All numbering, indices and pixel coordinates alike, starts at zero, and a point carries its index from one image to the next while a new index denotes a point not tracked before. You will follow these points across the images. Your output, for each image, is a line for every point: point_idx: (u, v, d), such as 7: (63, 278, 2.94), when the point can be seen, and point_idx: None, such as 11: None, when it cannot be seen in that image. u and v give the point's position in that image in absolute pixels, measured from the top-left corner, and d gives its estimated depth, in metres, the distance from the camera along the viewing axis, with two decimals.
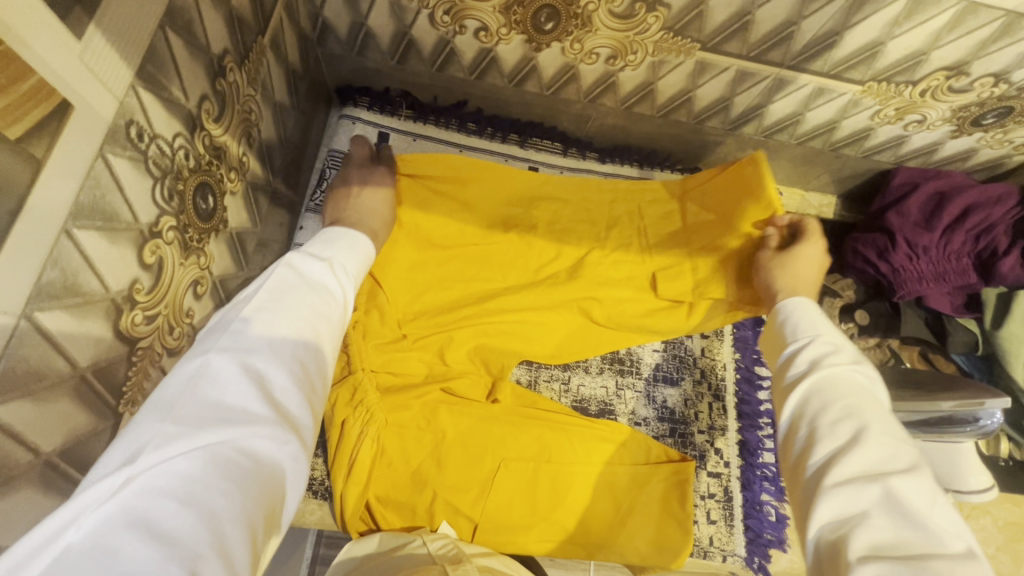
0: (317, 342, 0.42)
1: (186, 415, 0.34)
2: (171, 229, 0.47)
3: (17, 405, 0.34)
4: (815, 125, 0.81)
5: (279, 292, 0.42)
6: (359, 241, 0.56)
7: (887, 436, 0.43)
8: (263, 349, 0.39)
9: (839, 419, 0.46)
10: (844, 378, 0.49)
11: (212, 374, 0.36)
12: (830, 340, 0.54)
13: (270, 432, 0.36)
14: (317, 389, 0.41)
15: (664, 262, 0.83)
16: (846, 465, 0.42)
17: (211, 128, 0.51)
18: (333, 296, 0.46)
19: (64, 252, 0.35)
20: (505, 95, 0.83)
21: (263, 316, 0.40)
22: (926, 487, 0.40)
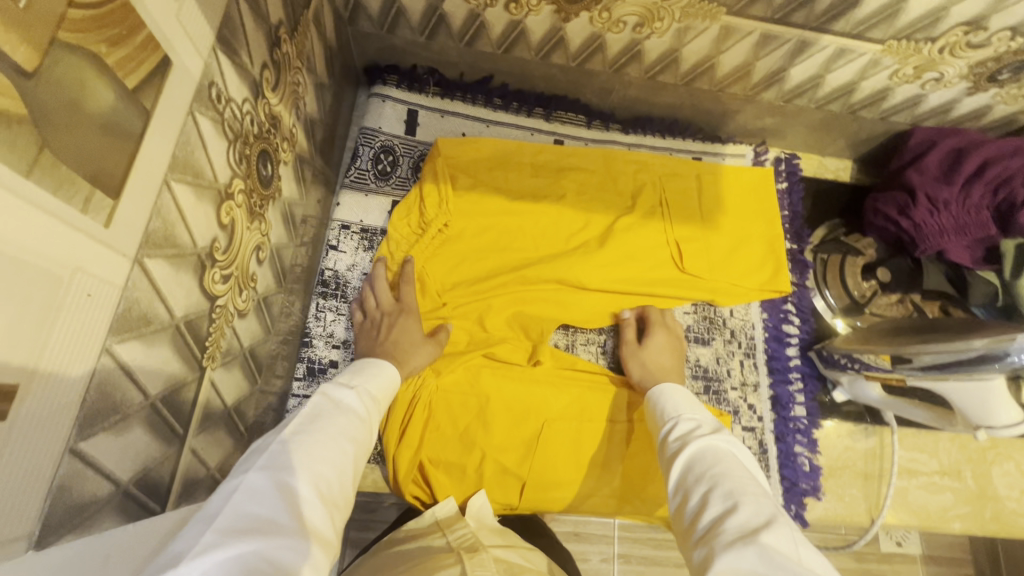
0: (344, 463, 0.45)
1: (224, 523, 0.34)
2: (240, 192, 0.49)
3: (131, 345, 0.35)
4: (835, 87, 0.83)
5: (312, 420, 0.46)
6: (387, 369, 0.61)
7: (750, 497, 0.46)
8: (297, 465, 0.41)
9: (710, 488, 0.48)
10: (706, 444, 0.54)
11: (248, 487, 0.38)
12: (690, 418, 0.60)
13: (293, 543, 0.35)
14: (338, 509, 0.42)
15: (685, 233, 0.87)
16: (724, 531, 0.44)
17: (268, 96, 0.53)
18: (362, 423, 0.50)
19: (165, 202, 0.37)
20: (531, 69, 0.85)
21: (299, 439, 0.43)
22: (790, 536, 0.42)
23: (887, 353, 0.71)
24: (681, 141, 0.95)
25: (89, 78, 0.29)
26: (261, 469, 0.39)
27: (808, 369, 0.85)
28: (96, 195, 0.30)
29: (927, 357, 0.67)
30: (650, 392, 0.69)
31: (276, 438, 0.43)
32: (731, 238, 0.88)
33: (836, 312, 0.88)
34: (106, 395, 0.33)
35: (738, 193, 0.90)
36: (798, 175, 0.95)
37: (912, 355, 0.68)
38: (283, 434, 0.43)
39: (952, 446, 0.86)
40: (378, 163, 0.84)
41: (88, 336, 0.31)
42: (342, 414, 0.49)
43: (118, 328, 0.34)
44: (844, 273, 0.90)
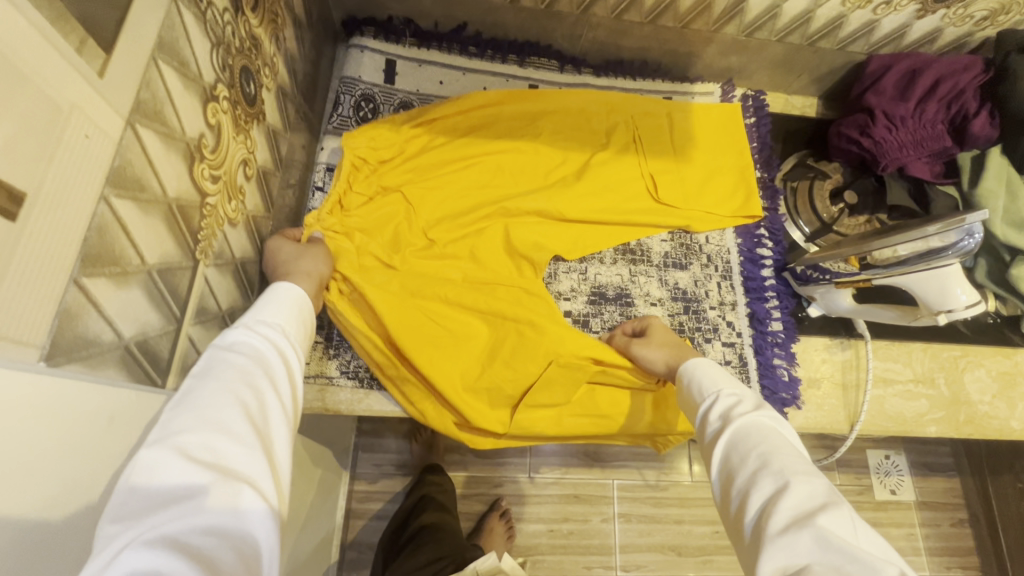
0: (256, 403, 0.42)
1: (122, 513, 0.34)
2: (225, 99, 0.52)
3: (128, 206, 0.38)
4: (792, 16, 0.88)
5: (204, 375, 0.43)
6: (291, 285, 0.57)
7: (803, 479, 0.47)
8: (192, 423, 0.39)
9: (757, 467, 0.50)
10: (752, 423, 0.55)
11: (142, 466, 0.36)
12: (730, 391, 0.60)
13: (218, 496, 0.36)
14: (262, 446, 0.41)
15: (658, 166, 0.91)
16: (780, 514, 0.45)
17: (249, 16, 0.56)
18: (274, 353, 0.47)
19: (154, 79, 0.40)
20: (502, 14, 0.89)
21: (190, 398, 0.41)
22: (849, 520, 0.44)
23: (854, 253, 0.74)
24: (650, 83, 0.99)
25: None
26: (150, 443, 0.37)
27: (782, 287, 0.89)
28: (89, 42, 0.33)
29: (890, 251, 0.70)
30: (681, 369, 0.69)
31: (167, 407, 0.41)
32: (703, 174, 0.92)
33: (808, 237, 0.92)
34: (106, 242, 0.36)
35: (707, 129, 0.95)
36: (765, 109, 0.99)
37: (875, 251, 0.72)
38: (174, 401, 0.41)
39: (925, 355, 0.90)
40: (359, 110, 0.88)
41: (87, 177, 0.34)
42: (246, 348, 0.46)
43: (115, 182, 0.37)
44: (813, 198, 0.94)
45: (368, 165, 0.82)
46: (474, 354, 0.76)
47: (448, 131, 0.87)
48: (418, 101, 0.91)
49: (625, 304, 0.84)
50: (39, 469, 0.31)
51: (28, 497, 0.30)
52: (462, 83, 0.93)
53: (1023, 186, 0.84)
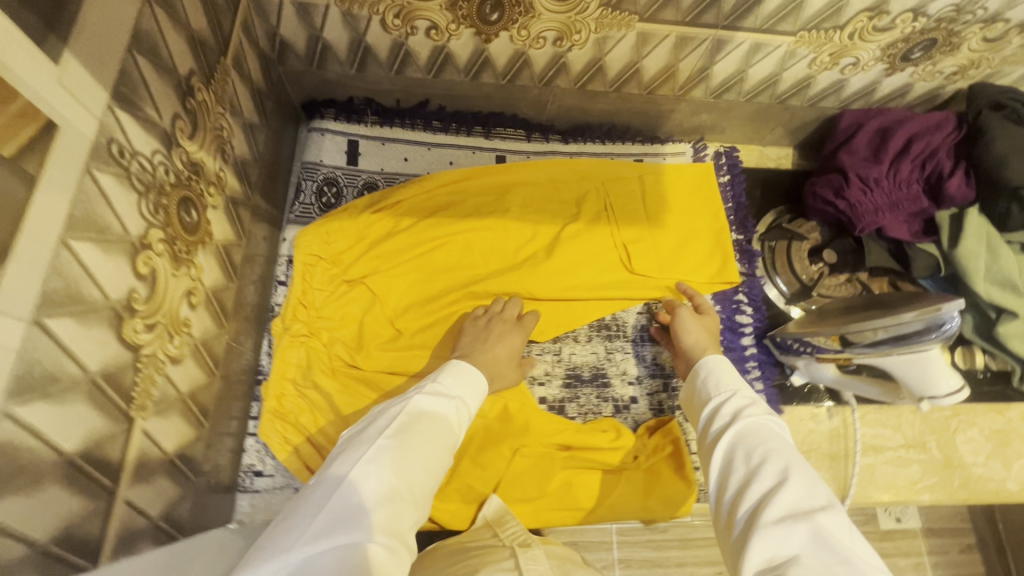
0: (431, 468, 0.53)
1: (345, 510, 0.45)
2: (159, 241, 0.50)
3: (38, 407, 0.36)
4: (759, 80, 0.86)
5: (413, 430, 0.54)
6: (477, 376, 0.68)
7: (802, 478, 0.51)
8: (399, 467, 0.50)
9: (761, 461, 0.54)
10: (762, 424, 0.58)
11: (363, 478, 0.48)
12: (746, 394, 0.64)
13: (389, 541, 0.44)
14: (419, 509, 0.51)
15: (631, 235, 0.88)
16: (773, 506, 0.49)
17: (186, 145, 0.54)
18: (451, 432, 0.58)
19: (64, 261, 0.38)
20: (464, 90, 0.87)
21: (402, 440, 0.53)
22: (839, 519, 0.47)
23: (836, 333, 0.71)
24: (620, 146, 0.97)
25: None
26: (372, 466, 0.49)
27: (764, 357, 0.87)
28: None
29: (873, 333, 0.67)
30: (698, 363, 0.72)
31: (382, 436, 0.53)
32: (679, 240, 0.90)
33: (788, 298, 0.90)
34: (11, 459, 0.34)
35: (682, 192, 0.92)
36: (739, 166, 0.97)
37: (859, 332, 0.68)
38: (388, 432, 0.53)
39: (915, 418, 0.87)
40: (322, 195, 0.86)
41: None
42: (439, 425, 0.57)
43: (18, 391, 0.35)
44: (791, 258, 0.92)
45: (329, 257, 0.80)
46: None
47: (413, 212, 0.85)
48: (383, 181, 0.89)
49: (602, 385, 0.82)
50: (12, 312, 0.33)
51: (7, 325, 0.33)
52: (427, 159, 0.91)
53: (1003, 246, 0.81)
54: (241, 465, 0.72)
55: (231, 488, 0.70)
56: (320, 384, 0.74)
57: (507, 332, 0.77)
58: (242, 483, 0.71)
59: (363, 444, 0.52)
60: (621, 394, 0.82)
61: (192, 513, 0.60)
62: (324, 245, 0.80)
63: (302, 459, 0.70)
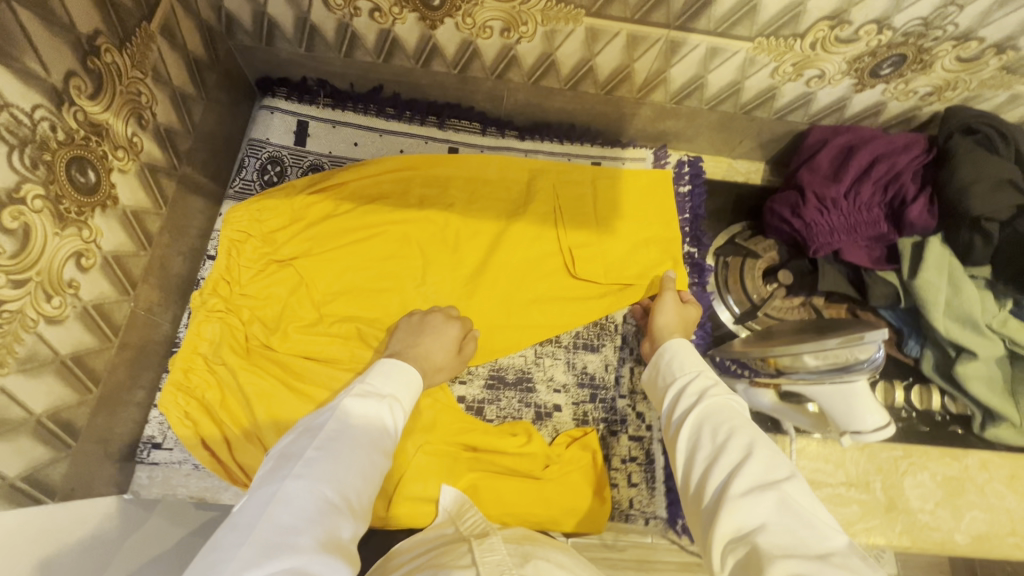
0: (368, 471, 0.50)
1: (265, 535, 0.41)
2: (38, 198, 0.49)
3: None
4: (720, 87, 0.82)
5: (340, 435, 0.50)
6: (414, 369, 0.64)
7: (768, 451, 0.49)
8: (329, 477, 0.47)
9: (725, 436, 0.51)
10: (725, 403, 0.56)
11: (286, 497, 0.44)
12: (710, 374, 0.61)
13: (323, 558, 0.40)
14: (359, 519, 0.47)
15: (579, 240, 0.84)
16: (741, 479, 0.47)
17: (83, 104, 0.54)
18: (388, 431, 0.55)
19: None
20: (416, 78, 0.85)
21: (329, 449, 0.49)
22: (805, 490, 0.46)
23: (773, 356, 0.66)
24: (579, 147, 0.94)
25: None
26: (297, 481, 0.45)
27: None
28: None
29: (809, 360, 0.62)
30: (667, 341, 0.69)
31: (310, 446, 0.49)
32: (631, 248, 0.85)
33: (736, 318, 0.86)
34: None
35: (643, 199, 0.87)
36: (702, 176, 0.93)
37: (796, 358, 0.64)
38: (317, 443, 0.49)
39: (860, 456, 0.82)
40: (264, 173, 0.85)
41: None
42: (370, 425, 0.53)
43: None
44: (743, 276, 0.88)
45: (259, 236, 0.78)
46: None
47: (354, 198, 0.83)
48: (329, 164, 0.88)
49: (526, 390, 0.80)
50: None
51: None
52: (378, 145, 0.90)
53: (966, 280, 0.76)
54: (143, 436, 0.71)
55: (127, 457, 0.69)
56: (231, 364, 0.73)
57: (444, 328, 0.73)
58: (140, 454, 0.71)
59: (283, 459, 0.48)
60: (546, 401, 0.79)
61: (71, 477, 0.59)
62: (253, 222, 0.78)
63: (204, 435, 0.71)
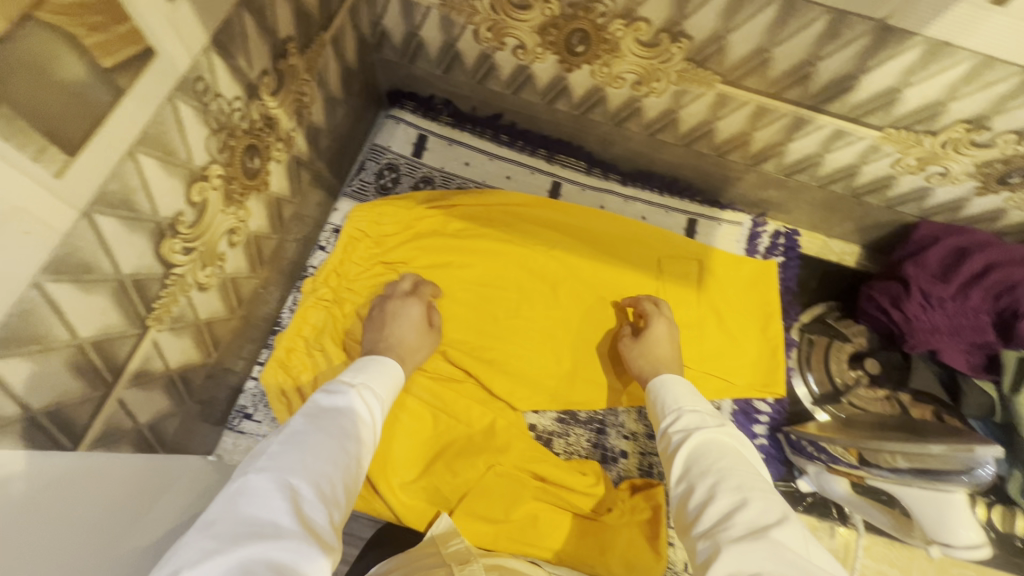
0: (339, 465, 0.51)
1: (234, 527, 0.42)
2: (218, 177, 0.55)
3: (66, 288, 0.40)
4: (835, 168, 0.83)
5: (306, 429, 0.53)
6: (391, 365, 0.68)
7: (758, 496, 0.49)
8: (294, 469, 0.48)
9: (714, 479, 0.52)
10: (710, 440, 0.57)
11: (250, 491, 0.45)
12: (694, 412, 0.63)
13: (294, 543, 0.42)
14: (332, 505, 0.49)
15: (681, 311, 0.87)
16: (732, 525, 0.47)
17: (266, 99, 0.59)
18: (359, 421, 0.58)
19: (128, 170, 0.42)
20: (537, 112, 0.89)
21: (293, 444, 0.51)
22: (801, 535, 0.45)
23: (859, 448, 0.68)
24: (678, 201, 0.96)
25: (66, 56, 0.34)
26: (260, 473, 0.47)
27: (774, 452, 0.82)
28: (49, 149, 0.35)
29: (901, 463, 0.63)
30: (653, 379, 0.72)
31: (276, 442, 0.51)
32: (731, 327, 0.87)
33: (815, 398, 0.85)
34: (29, 326, 0.38)
35: (748, 283, 0.90)
36: (796, 251, 0.94)
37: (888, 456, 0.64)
38: (282, 439, 0.52)
39: (927, 567, 0.79)
40: (381, 178, 0.91)
41: (16, 270, 0.35)
42: (339, 418, 0.56)
43: (56, 269, 0.38)
44: (828, 358, 0.87)
45: (374, 237, 0.83)
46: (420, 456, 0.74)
47: (465, 217, 0.87)
48: (440, 178, 0.93)
49: (595, 430, 0.82)
50: (100, 159, 0.39)
51: (91, 166, 0.38)
52: (487, 168, 0.94)
53: None
54: (236, 404, 0.76)
55: (220, 422, 0.73)
56: (328, 352, 0.77)
57: (408, 309, 0.76)
58: (231, 421, 0.75)
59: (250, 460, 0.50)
60: (613, 445, 0.82)
61: (178, 433, 0.63)
62: (375, 225, 0.84)
63: (293, 414, 0.75)
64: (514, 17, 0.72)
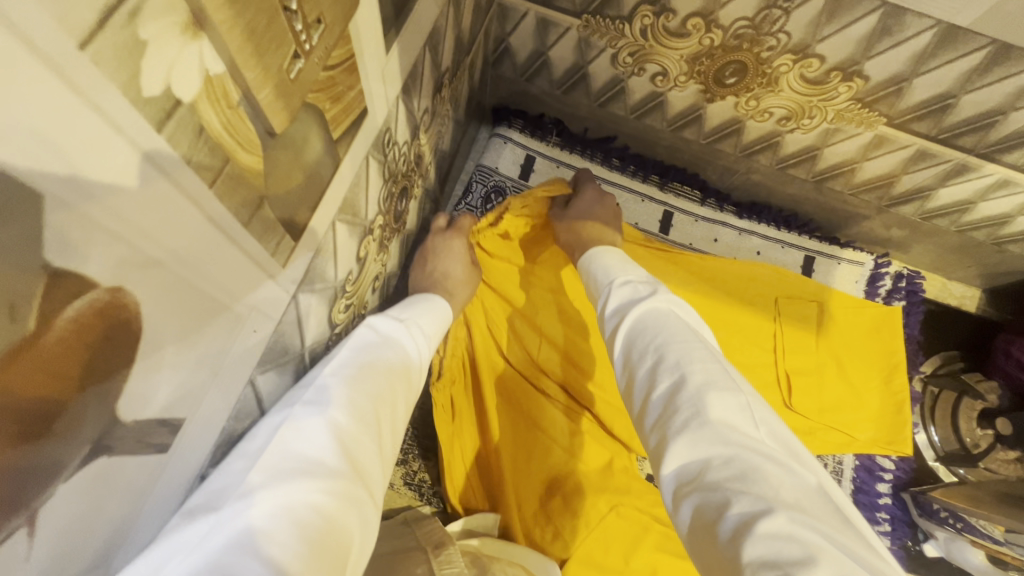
0: (391, 398, 0.40)
1: (276, 462, 0.31)
2: (378, 226, 0.50)
3: (268, 377, 0.36)
4: (985, 216, 0.77)
5: (360, 351, 0.41)
6: (433, 306, 0.56)
7: (698, 364, 0.42)
8: (345, 399, 0.36)
9: (654, 359, 0.44)
10: (648, 312, 0.49)
11: (297, 423, 0.33)
12: (625, 283, 0.55)
13: (344, 490, 0.31)
14: (385, 447, 0.38)
15: (799, 360, 0.80)
16: (676, 408, 0.40)
17: (421, 137, 0.55)
18: (410, 361, 0.45)
19: (328, 241, 0.38)
20: (658, 138, 0.83)
21: (346, 370, 0.38)
22: (744, 405, 0.40)
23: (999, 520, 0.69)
24: (796, 237, 0.90)
25: (313, 135, 0.29)
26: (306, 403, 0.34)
27: (899, 513, 0.79)
28: (284, 240, 0.30)
29: None
30: (585, 257, 0.64)
31: (324, 368, 0.38)
32: (852, 378, 0.80)
33: (939, 453, 0.81)
34: (239, 424, 0.34)
35: (872, 328, 0.82)
36: (919, 295, 0.88)
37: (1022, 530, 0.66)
38: (331, 367, 0.38)
39: None
40: (487, 202, 0.87)
41: (238, 375, 0.31)
42: (391, 349, 0.44)
43: (265, 361, 0.34)
44: (956, 414, 0.82)
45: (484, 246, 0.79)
46: (533, 490, 0.71)
47: None
48: None
49: None
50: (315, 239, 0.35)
51: (307, 248, 0.34)
52: None
53: None
54: None
55: None
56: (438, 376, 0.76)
57: (449, 244, 0.71)
58: None
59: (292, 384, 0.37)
60: None
61: None
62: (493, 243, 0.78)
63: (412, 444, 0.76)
64: (665, 45, 0.66)
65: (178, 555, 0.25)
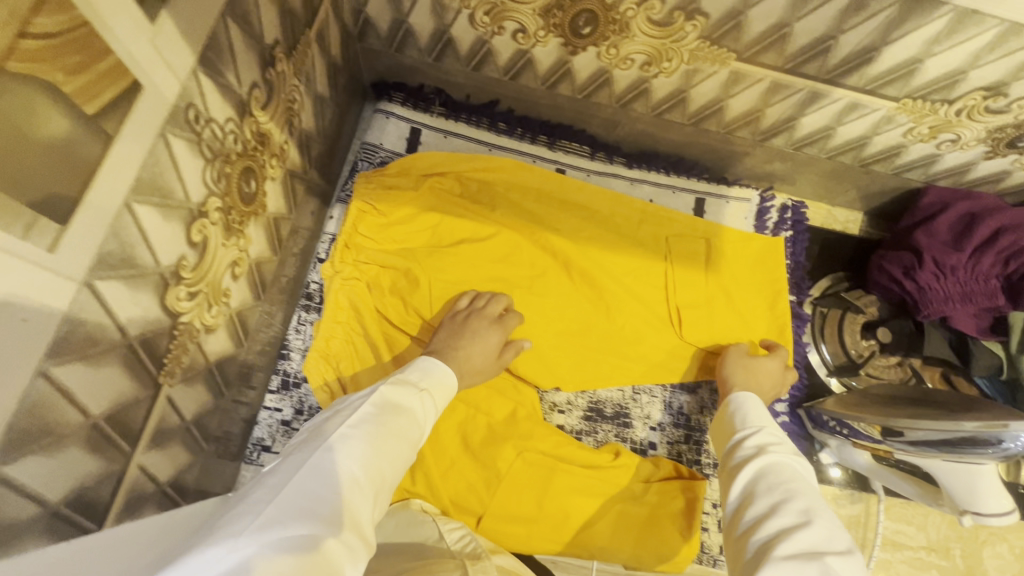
0: (394, 460, 0.46)
1: (293, 494, 0.38)
2: (216, 210, 0.49)
3: (73, 368, 0.35)
4: (846, 140, 0.81)
5: (374, 416, 0.48)
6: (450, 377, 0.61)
7: (825, 521, 0.48)
8: (355, 456, 0.43)
9: (779, 498, 0.51)
10: (783, 462, 0.56)
11: (314, 467, 0.40)
12: (772, 432, 0.61)
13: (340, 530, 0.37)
14: (379, 505, 0.44)
15: (689, 295, 0.83)
16: (786, 543, 0.46)
17: (257, 115, 0.53)
18: (416, 422, 0.51)
19: (126, 224, 0.37)
20: (537, 97, 0.84)
21: (360, 429, 0.46)
22: (854, 564, 0.45)
23: (879, 424, 0.67)
24: (685, 181, 0.93)
25: (43, 107, 0.28)
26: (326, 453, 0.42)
27: (796, 428, 0.85)
28: (39, 221, 0.29)
29: (920, 434, 0.63)
30: (733, 395, 0.69)
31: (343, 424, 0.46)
32: (739, 307, 0.84)
33: (830, 369, 0.87)
34: (38, 419, 0.33)
35: (755, 260, 0.87)
36: (804, 224, 0.93)
37: (905, 429, 0.64)
38: (350, 421, 0.46)
39: (942, 521, 0.83)
40: None
41: (16, 367, 0.30)
42: (404, 416, 0.50)
43: (58, 350, 0.33)
44: (842, 330, 0.88)
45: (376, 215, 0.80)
46: (446, 449, 0.73)
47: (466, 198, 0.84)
48: None
49: (622, 425, 0.84)
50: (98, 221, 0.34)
51: (86, 229, 0.33)
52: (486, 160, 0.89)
53: None
54: (251, 438, 0.75)
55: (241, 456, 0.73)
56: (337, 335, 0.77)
57: (483, 333, 0.73)
58: (250, 455, 0.74)
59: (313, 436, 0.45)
60: (641, 438, 0.83)
61: (201, 481, 0.59)
62: (389, 206, 0.80)
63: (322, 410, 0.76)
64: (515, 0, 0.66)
65: (210, 564, 0.32)
